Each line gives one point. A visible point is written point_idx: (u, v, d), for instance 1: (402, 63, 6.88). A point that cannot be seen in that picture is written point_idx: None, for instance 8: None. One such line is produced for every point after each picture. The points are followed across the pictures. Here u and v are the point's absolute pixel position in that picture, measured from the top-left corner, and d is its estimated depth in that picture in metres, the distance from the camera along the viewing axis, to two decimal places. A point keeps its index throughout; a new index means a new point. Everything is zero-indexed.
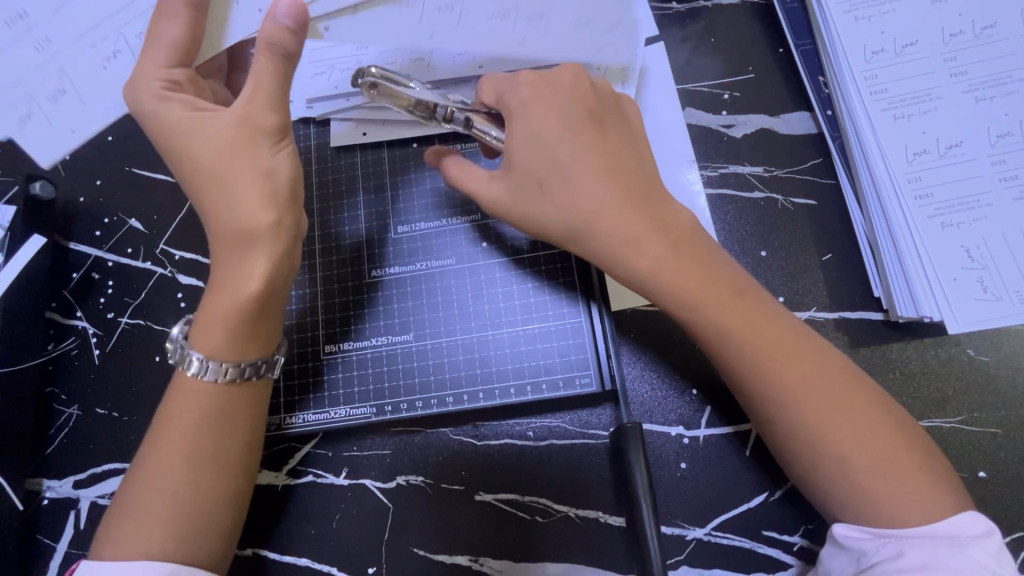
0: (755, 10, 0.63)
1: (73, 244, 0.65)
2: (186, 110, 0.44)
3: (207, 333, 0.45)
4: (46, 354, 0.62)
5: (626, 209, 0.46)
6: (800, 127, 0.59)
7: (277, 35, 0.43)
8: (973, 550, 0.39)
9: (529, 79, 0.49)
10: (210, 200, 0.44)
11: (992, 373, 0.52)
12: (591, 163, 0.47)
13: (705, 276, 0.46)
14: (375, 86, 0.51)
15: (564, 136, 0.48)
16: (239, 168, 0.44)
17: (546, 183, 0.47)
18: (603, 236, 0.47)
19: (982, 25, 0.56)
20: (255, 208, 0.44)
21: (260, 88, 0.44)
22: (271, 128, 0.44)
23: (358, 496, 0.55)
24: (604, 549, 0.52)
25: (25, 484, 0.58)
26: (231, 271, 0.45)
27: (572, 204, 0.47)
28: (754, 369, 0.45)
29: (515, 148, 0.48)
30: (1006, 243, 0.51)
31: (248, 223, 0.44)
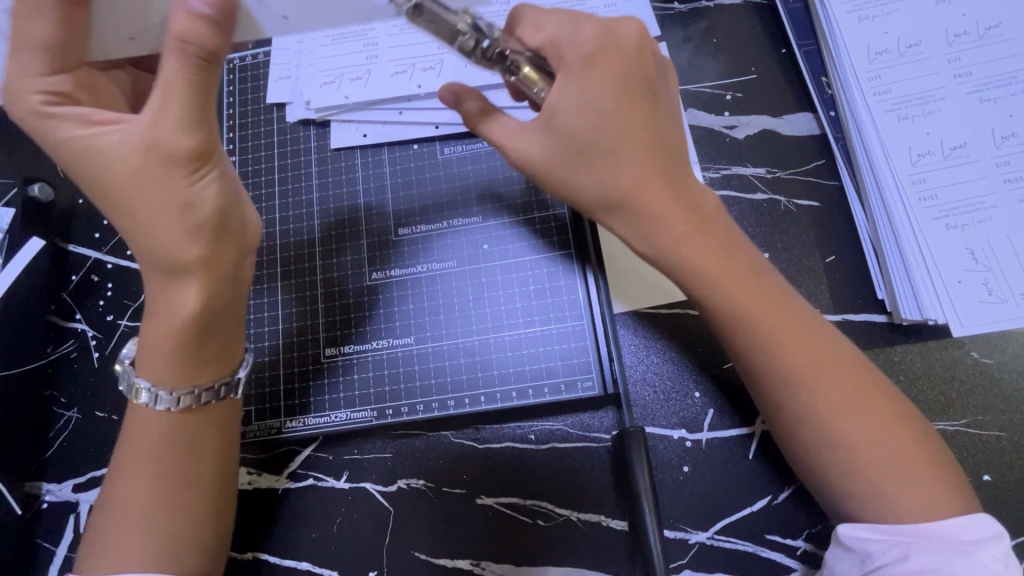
0: (758, 11, 0.62)
1: (73, 246, 0.65)
2: (80, 125, 0.43)
3: (151, 363, 0.45)
4: (46, 357, 0.62)
5: (660, 184, 0.44)
6: (803, 128, 0.59)
7: (191, 29, 0.38)
8: (980, 554, 0.38)
9: (599, 33, 0.44)
10: (135, 223, 0.43)
11: (996, 375, 0.51)
12: (640, 136, 0.44)
13: (733, 257, 0.45)
14: (417, 7, 0.43)
15: (619, 104, 0.44)
16: (150, 189, 0.42)
17: (586, 150, 0.44)
18: (640, 210, 0.45)
19: (987, 25, 0.55)
20: (178, 240, 0.42)
21: (172, 97, 0.40)
22: (187, 154, 0.41)
23: (359, 500, 0.55)
24: (607, 554, 0.52)
25: (24, 488, 0.58)
26: (164, 296, 0.44)
27: (611, 175, 0.45)
28: (786, 348, 0.44)
29: (565, 105, 0.44)
30: (1010, 245, 0.50)
31: (174, 252, 0.43)
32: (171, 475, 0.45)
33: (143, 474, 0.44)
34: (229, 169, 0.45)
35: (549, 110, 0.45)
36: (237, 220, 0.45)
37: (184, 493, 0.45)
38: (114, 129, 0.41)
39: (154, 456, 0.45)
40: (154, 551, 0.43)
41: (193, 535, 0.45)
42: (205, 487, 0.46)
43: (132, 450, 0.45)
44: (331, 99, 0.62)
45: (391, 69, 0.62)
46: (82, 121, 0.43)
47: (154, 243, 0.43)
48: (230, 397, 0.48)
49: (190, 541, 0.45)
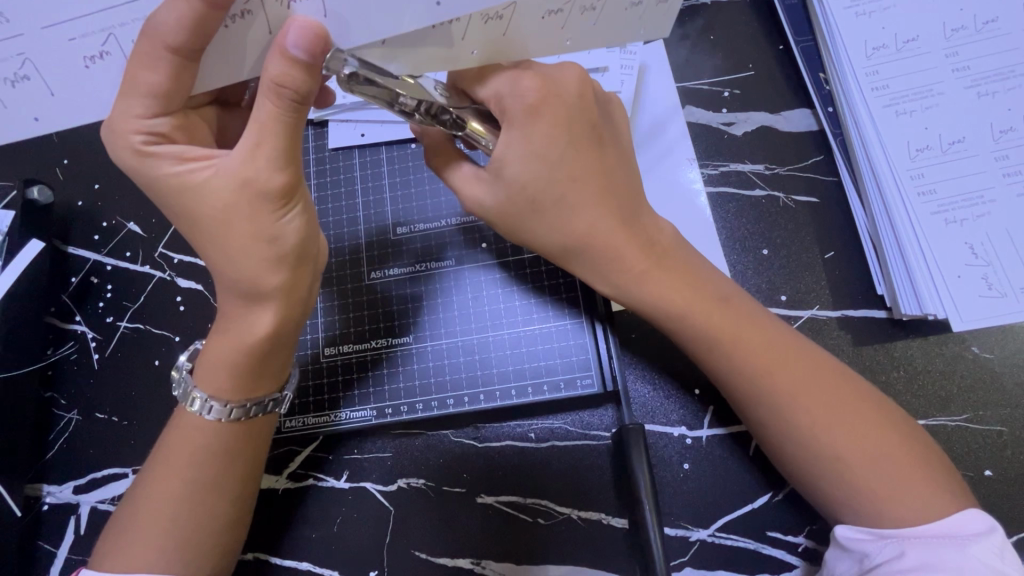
0: (755, 7, 0.62)
1: (72, 248, 0.65)
2: (174, 163, 0.41)
3: (212, 376, 0.44)
4: (47, 359, 0.62)
5: (616, 227, 0.46)
6: (801, 124, 0.59)
7: (287, 75, 0.37)
8: (975, 549, 0.38)
9: (535, 82, 0.43)
10: (217, 246, 0.42)
11: (997, 370, 0.51)
12: (588, 181, 0.45)
13: (689, 288, 0.46)
14: (355, 77, 0.39)
15: (564, 150, 0.44)
16: (241, 225, 0.41)
17: (540, 199, 0.45)
18: (593, 254, 0.46)
19: (984, 19, 0.55)
20: (261, 270, 0.42)
21: (265, 133, 0.39)
22: (277, 192, 0.40)
23: (359, 500, 0.54)
24: (607, 551, 0.52)
25: (25, 489, 0.58)
26: (236, 319, 0.44)
27: (565, 223, 0.46)
28: (743, 385, 0.44)
29: (511, 157, 0.44)
30: (1010, 239, 0.50)
31: (254, 281, 0.42)
32: (204, 482, 0.45)
33: (181, 481, 0.45)
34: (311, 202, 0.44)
35: (498, 165, 0.44)
36: (314, 246, 0.44)
37: (215, 501, 0.45)
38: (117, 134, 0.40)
39: (189, 462, 0.45)
40: (173, 552, 0.44)
41: (218, 538, 0.46)
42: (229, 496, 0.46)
43: (171, 455, 0.45)
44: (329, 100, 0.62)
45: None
46: (179, 158, 0.41)
47: (232, 269, 0.42)
48: (273, 412, 0.48)
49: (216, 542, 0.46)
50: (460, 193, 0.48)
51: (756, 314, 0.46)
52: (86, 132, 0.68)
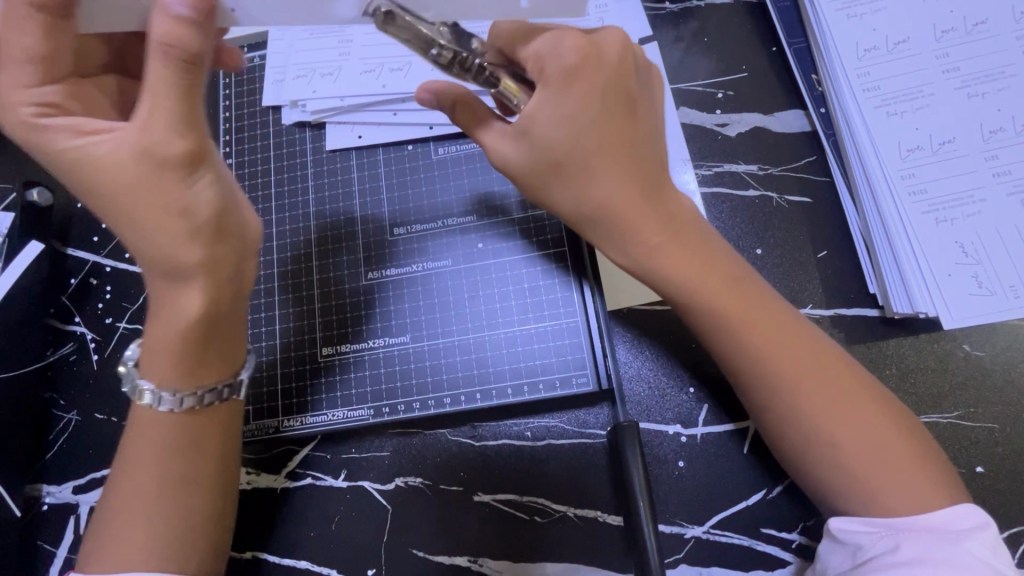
0: (748, 9, 0.63)
1: (72, 249, 0.66)
2: (73, 137, 0.41)
3: (155, 363, 0.45)
4: (46, 360, 0.62)
5: (638, 200, 0.45)
6: (794, 125, 0.59)
7: (173, 33, 0.37)
8: (968, 543, 0.39)
9: (580, 45, 0.43)
10: (133, 223, 0.42)
11: (988, 367, 0.52)
12: (616, 151, 0.44)
13: (705, 266, 0.46)
14: (390, 17, 0.40)
15: (596, 118, 0.44)
16: (149, 197, 0.41)
17: (564, 164, 0.45)
18: (611, 223, 0.46)
19: (974, 21, 0.56)
20: (177, 244, 0.42)
21: (160, 100, 0.39)
22: (180, 158, 0.40)
23: (357, 498, 0.55)
24: (603, 549, 0.52)
25: (25, 490, 0.58)
26: (165, 298, 0.44)
27: (585, 191, 0.45)
28: (755, 348, 0.45)
29: (541, 118, 0.44)
30: (1000, 237, 0.51)
31: (172, 257, 0.42)
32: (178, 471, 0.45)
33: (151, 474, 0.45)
34: (222, 169, 0.44)
35: (525, 123, 0.45)
36: (236, 221, 0.45)
37: (194, 494, 0.46)
38: (38, 121, 0.41)
39: (164, 455, 0.45)
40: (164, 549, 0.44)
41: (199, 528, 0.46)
42: (219, 489, 0.47)
43: (142, 451, 0.45)
44: (325, 103, 0.63)
45: (360, 67, 0.63)
46: (75, 130, 0.41)
47: (144, 238, 0.42)
48: (231, 399, 0.48)
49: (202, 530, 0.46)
50: (489, 150, 0.48)
51: (766, 295, 0.47)
52: None
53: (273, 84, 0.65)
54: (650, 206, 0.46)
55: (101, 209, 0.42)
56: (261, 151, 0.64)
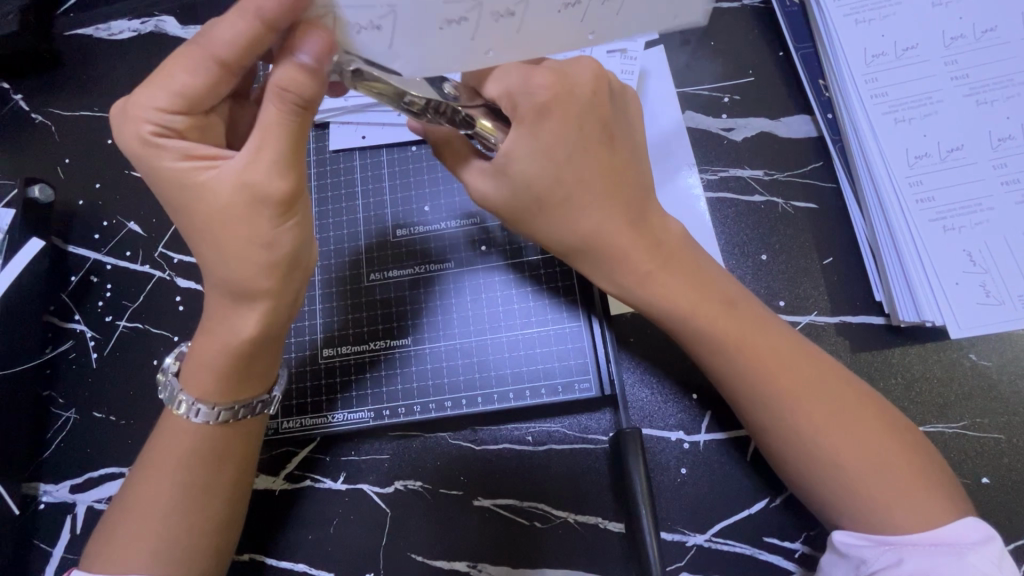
0: (756, 14, 0.63)
1: (73, 246, 0.66)
2: (179, 159, 0.41)
3: (197, 376, 0.45)
4: (46, 357, 0.62)
5: (624, 229, 0.46)
6: (801, 130, 0.59)
7: (293, 79, 0.38)
8: (973, 557, 0.38)
9: (546, 78, 0.44)
10: (214, 250, 0.42)
11: (994, 378, 0.51)
12: (596, 180, 0.45)
13: (698, 296, 0.46)
14: (360, 74, 0.40)
15: (573, 150, 0.44)
16: (237, 229, 0.41)
17: (547, 196, 0.45)
18: (601, 255, 0.46)
19: (983, 28, 0.55)
20: (253, 273, 0.42)
21: (268, 136, 0.40)
22: (278, 199, 0.40)
23: (356, 502, 0.54)
24: (604, 556, 0.51)
25: (22, 488, 0.58)
26: (222, 318, 0.44)
27: (571, 223, 0.45)
28: (744, 380, 0.44)
29: (521, 155, 0.44)
30: (1008, 246, 0.50)
31: (244, 283, 0.42)
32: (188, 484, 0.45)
33: (169, 478, 0.45)
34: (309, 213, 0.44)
35: (504, 161, 0.44)
36: (308, 255, 0.45)
37: (206, 497, 0.46)
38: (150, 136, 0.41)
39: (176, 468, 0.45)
40: (170, 554, 0.44)
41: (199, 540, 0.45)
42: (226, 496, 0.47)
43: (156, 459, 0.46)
44: (329, 103, 0.63)
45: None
46: (185, 155, 0.41)
47: (231, 263, 0.42)
48: (261, 413, 0.49)
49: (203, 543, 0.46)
50: (466, 186, 0.48)
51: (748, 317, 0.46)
52: (87, 134, 0.69)
53: None
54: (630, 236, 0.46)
55: (191, 228, 0.42)
56: None
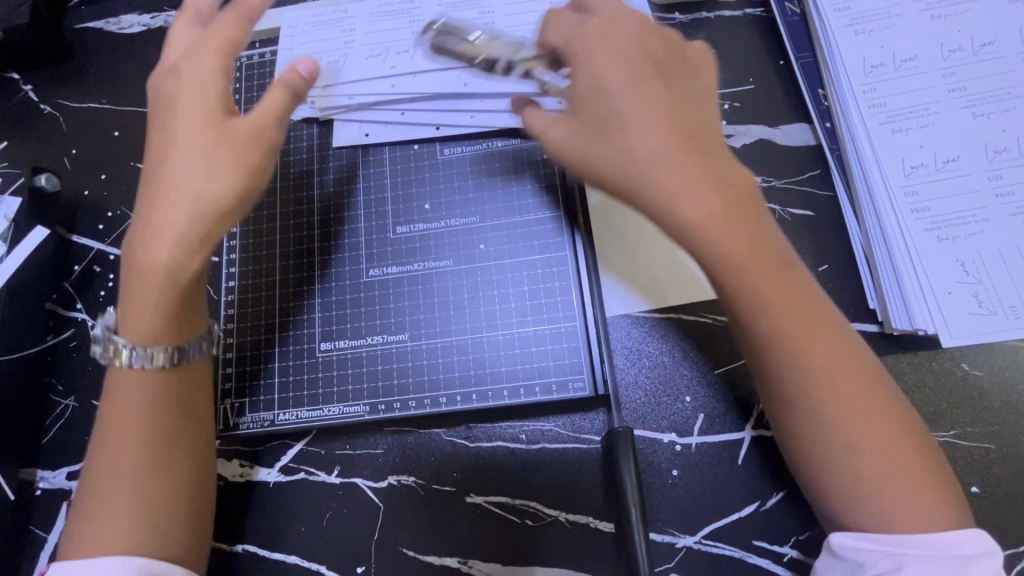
0: (757, 23, 0.64)
1: (76, 236, 0.66)
2: (167, 74, 0.49)
3: (143, 308, 0.46)
4: (47, 345, 0.63)
5: (688, 162, 0.42)
6: (799, 139, 0.60)
7: (292, 76, 0.49)
8: (971, 570, 0.38)
9: (598, 19, 0.47)
10: (170, 148, 0.47)
11: (985, 388, 0.52)
12: (653, 108, 0.44)
13: (756, 246, 0.41)
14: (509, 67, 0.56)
15: (628, 79, 0.44)
16: (205, 131, 0.47)
17: (607, 120, 0.44)
18: (659, 188, 0.42)
19: (981, 42, 0.56)
20: (197, 157, 0.46)
21: (262, 114, 0.47)
22: (264, 142, 0.47)
23: (349, 495, 0.55)
24: (594, 555, 0.52)
25: (19, 474, 0.59)
26: (162, 224, 0.46)
27: (624, 146, 0.43)
28: (778, 353, 0.42)
29: (581, 82, 0.45)
30: (1001, 258, 0.51)
31: (180, 173, 0.46)
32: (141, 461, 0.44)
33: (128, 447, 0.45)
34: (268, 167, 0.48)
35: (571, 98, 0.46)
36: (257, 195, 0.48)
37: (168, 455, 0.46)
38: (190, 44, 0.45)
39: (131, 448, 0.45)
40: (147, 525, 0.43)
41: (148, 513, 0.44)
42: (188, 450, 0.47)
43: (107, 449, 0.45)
44: (335, 99, 0.62)
45: (367, 54, 0.63)
46: (173, 67, 0.49)
47: (186, 186, 0.45)
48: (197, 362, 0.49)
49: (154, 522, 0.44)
50: (539, 134, 0.47)
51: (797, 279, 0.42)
52: (95, 125, 0.70)
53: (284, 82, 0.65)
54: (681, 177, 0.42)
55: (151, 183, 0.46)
56: None
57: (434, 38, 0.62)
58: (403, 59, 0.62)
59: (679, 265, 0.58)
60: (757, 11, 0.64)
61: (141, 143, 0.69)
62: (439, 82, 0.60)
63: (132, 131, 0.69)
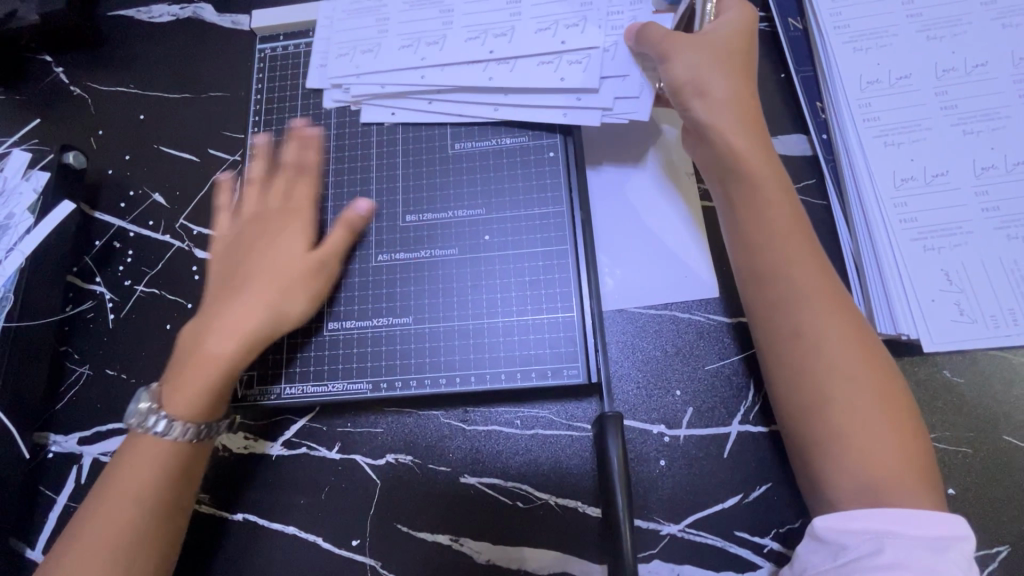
0: (761, 36, 0.66)
1: (99, 213, 0.69)
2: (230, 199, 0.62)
3: (183, 394, 0.51)
4: (66, 314, 0.65)
5: (740, 110, 0.53)
6: (796, 149, 0.62)
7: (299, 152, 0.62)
8: (951, 554, 0.40)
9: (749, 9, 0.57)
10: (258, 269, 0.55)
11: (966, 394, 0.54)
12: (748, 77, 0.55)
13: (785, 193, 0.51)
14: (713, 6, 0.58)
15: (735, 35, 0.56)
16: (285, 266, 0.56)
17: (718, 57, 0.55)
18: (713, 74, 0.54)
19: (974, 63, 0.58)
20: (286, 296, 0.55)
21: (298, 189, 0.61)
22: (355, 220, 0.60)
23: (348, 471, 0.57)
24: (581, 538, 0.54)
25: (33, 437, 0.61)
26: (266, 271, 0.55)
27: (713, 84, 0.54)
28: (804, 287, 0.48)
29: (721, 23, 0.56)
30: (984, 269, 0.53)
31: (281, 308, 0.54)
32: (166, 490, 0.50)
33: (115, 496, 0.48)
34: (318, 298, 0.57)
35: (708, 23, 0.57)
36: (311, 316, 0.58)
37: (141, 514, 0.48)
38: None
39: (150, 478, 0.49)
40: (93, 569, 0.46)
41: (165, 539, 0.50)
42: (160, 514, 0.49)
43: (118, 482, 0.49)
44: (365, 88, 0.65)
45: (400, 42, 0.64)
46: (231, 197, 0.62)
47: (224, 337, 0.52)
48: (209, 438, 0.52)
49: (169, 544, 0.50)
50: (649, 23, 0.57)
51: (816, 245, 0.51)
52: (123, 107, 0.73)
53: (317, 68, 0.68)
54: (780, 167, 0.53)
55: (242, 275, 0.55)
56: (287, 135, 0.67)
57: (465, 27, 0.63)
58: (432, 49, 0.63)
59: (676, 264, 0.61)
60: (761, 26, 0.67)
61: (165, 127, 0.72)
62: (466, 74, 0.62)
63: (156, 115, 0.72)
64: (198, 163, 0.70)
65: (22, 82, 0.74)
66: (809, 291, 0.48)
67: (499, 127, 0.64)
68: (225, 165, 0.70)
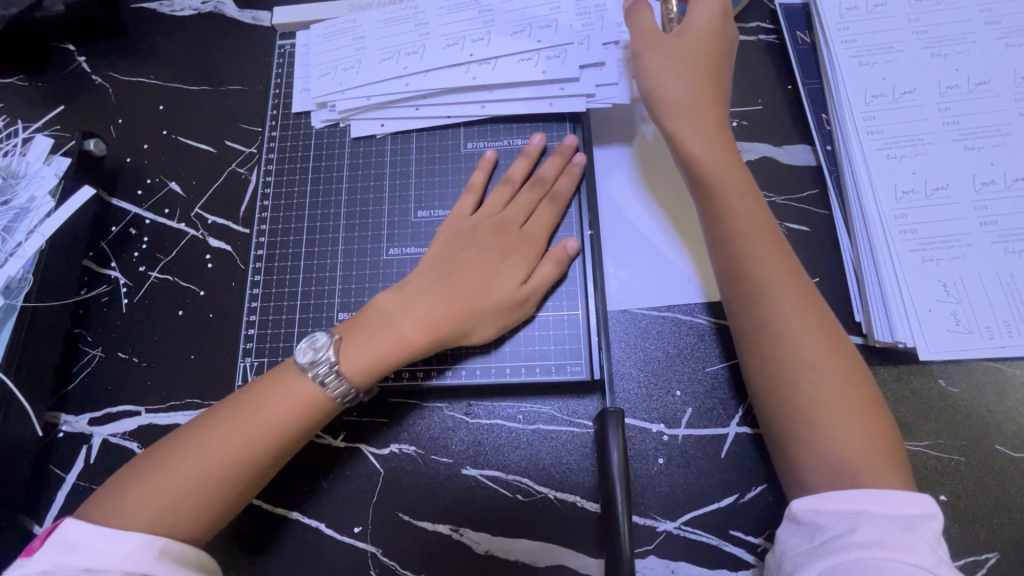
0: (769, 49, 0.68)
1: (116, 199, 0.71)
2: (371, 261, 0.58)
3: (360, 360, 0.52)
4: (80, 297, 0.67)
5: (701, 114, 0.56)
6: (801, 159, 0.64)
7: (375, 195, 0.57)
8: (921, 531, 0.41)
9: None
10: (484, 261, 0.57)
11: (960, 403, 0.55)
12: (711, 78, 0.57)
13: (746, 193, 0.53)
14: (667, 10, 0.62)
15: (700, 35, 0.58)
16: (497, 250, 0.58)
17: (682, 62, 0.57)
18: (671, 84, 0.57)
19: (977, 81, 0.60)
20: (513, 269, 0.57)
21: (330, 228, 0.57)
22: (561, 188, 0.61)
23: (352, 458, 0.58)
24: (579, 532, 0.55)
25: (45, 416, 0.62)
26: (499, 260, 0.58)
27: (671, 93, 0.57)
28: (763, 291, 0.50)
29: (695, 21, 0.58)
30: (981, 281, 0.54)
31: (514, 283, 0.57)
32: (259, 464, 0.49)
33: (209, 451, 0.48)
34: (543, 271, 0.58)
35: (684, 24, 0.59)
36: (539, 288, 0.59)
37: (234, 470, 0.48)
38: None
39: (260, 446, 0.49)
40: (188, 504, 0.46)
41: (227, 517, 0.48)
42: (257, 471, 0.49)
43: (215, 434, 0.49)
44: (352, 102, 0.66)
45: (379, 56, 0.65)
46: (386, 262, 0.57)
47: (409, 313, 0.54)
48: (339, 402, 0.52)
49: (221, 523, 0.49)
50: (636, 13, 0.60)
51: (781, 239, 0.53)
52: (142, 97, 0.75)
53: (301, 92, 0.69)
54: (744, 169, 0.55)
55: (444, 267, 0.57)
56: (304, 129, 0.69)
57: (443, 36, 0.64)
58: (413, 58, 0.64)
59: (677, 267, 0.62)
60: (770, 39, 0.69)
61: (183, 118, 0.74)
62: (449, 79, 0.63)
63: (175, 106, 0.74)
64: (214, 154, 0.72)
65: (44, 70, 0.76)
66: (770, 292, 0.50)
67: (509, 128, 0.66)
68: (241, 156, 0.71)
